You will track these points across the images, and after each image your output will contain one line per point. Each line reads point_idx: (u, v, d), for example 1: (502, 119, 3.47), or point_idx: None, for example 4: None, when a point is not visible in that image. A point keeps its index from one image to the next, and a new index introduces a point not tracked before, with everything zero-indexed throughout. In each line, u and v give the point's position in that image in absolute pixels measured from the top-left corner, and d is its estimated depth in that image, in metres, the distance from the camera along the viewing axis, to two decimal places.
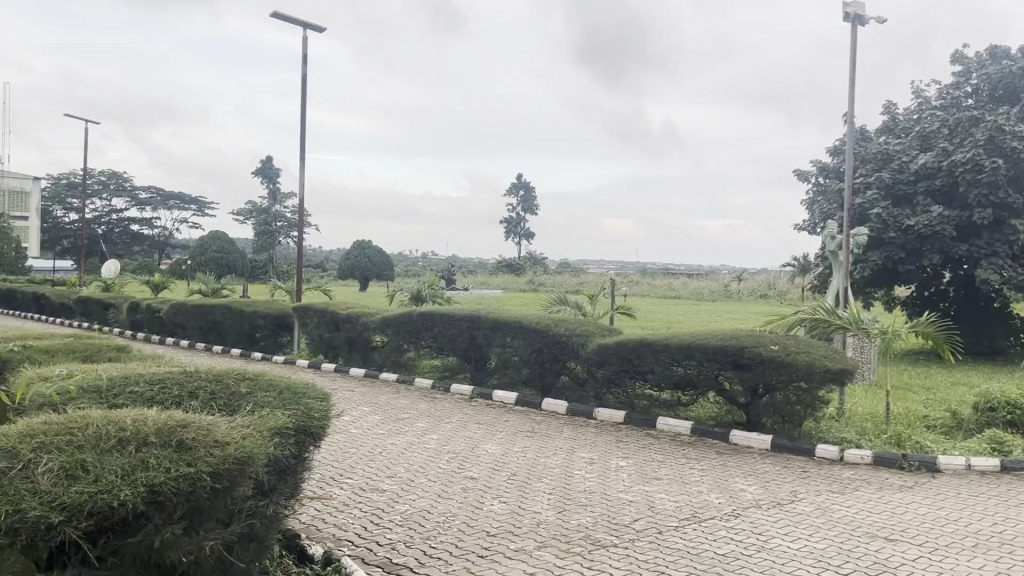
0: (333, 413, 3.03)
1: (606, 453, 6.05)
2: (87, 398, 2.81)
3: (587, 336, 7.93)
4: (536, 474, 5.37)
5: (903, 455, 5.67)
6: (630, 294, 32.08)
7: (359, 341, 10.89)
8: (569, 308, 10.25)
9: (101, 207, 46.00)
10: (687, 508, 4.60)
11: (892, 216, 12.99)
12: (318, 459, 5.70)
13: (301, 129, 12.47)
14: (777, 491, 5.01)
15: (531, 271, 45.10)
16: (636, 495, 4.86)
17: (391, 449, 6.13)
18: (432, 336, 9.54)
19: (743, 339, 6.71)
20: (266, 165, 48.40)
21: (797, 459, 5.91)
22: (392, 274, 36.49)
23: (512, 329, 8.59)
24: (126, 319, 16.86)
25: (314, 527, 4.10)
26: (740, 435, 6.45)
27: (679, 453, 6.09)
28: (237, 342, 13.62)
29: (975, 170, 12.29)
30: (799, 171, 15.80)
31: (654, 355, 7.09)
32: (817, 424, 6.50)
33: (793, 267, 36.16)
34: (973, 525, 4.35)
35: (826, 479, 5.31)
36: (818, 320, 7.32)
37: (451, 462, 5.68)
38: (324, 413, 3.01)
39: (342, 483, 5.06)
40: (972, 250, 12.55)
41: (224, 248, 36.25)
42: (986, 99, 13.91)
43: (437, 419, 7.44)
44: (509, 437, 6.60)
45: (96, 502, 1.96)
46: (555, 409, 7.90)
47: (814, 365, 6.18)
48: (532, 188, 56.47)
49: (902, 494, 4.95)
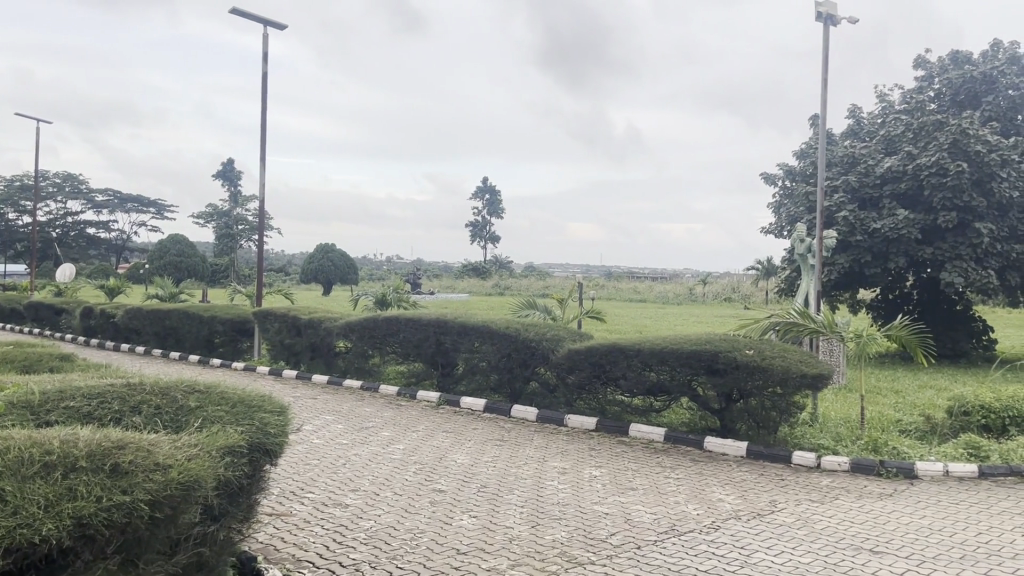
0: (291, 428, 2.78)
1: (578, 461, 5.86)
2: (14, 414, 2.53)
3: (556, 340, 7.74)
4: (507, 485, 5.15)
5: (880, 462, 5.56)
6: (596, 298, 32.05)
7: (321, 346, 10.59)
8: (537, 313, 10.06)
9: (56, 210, 44.86)
10: (666, 520, 4.42)
11: (859, 220, 13.01)
12: (277, 471, 5.42)
13: (262, 130, 12.16)
14: (756, 501, 4.84)
15: (497, 275, 44.87)
16: (611, 507, 4.67)
17: (355, 459, 5.88)
18: (398, 341, 9.30)
19: (716, 343, 6.57)
20: (227, 168, 47.57)
21: (774, 467, 5.78)
22: (357, 278, 35.96)
23: (480, 334, 8.38)
24: (79, 325, 16.31)
25: (273, 547, 3.85)
26: (714, 442, 6.30)
27: (654, 461, 5.92)
28: (195, 348, 13.21)
29: (940, 173, 12.35)
30: (765, 175, 15.82)
31: (626, 360, 6.92)
32: (792, 430, 6.37)
33: (757, 271, 36.40)
34: (957, 535, 4.23)
35: (805, 488, 5.17)
36: (791, 324, 7.20)
37: (418, 474, 5.45)
38: (281, 428, 2.77)
39: (302, 498, 4.79)
40: (937, 253, 12.61)
41: (184, 251, 35.51)
42: (948, 103, 14.00)
43: (402, 427, 7.20)
44: (478, 446, 6.38)
45: (14, 538, 1.71)
46: (525, 416, 7.70)
47: (789, 370, 6.05)
48: (497, 193, 56.28)
49: (882, 503, 4.82)
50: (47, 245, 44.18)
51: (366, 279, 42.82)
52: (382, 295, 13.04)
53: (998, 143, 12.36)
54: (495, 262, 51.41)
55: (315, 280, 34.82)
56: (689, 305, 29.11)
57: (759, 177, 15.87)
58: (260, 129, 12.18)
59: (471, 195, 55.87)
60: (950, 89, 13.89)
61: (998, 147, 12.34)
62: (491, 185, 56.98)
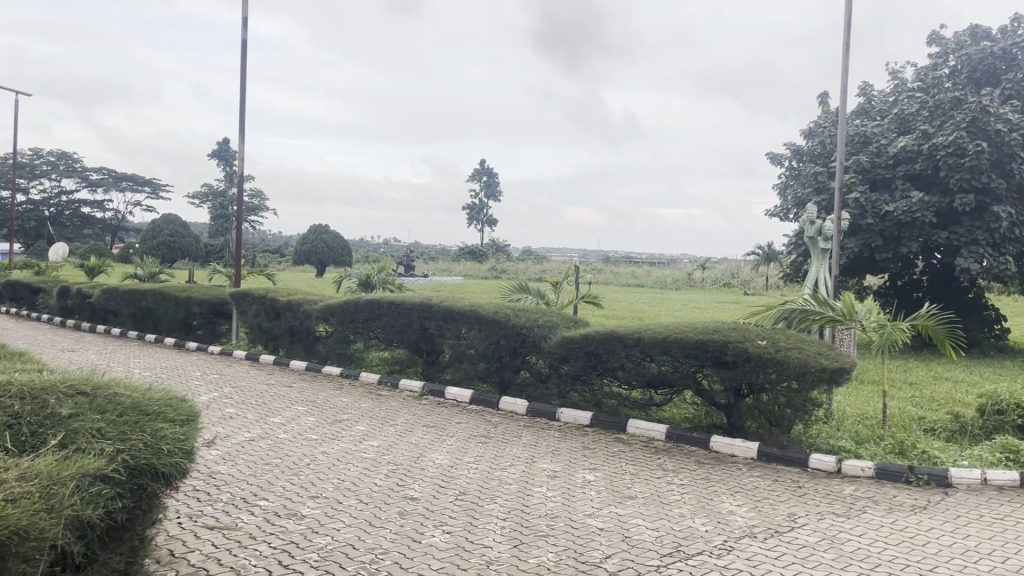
0: (189, 447, 2.33)
1: (570, 463, 5.25)
2: None
3: (549, 328, 7.12)
4: (488, 493, 4.54)
5: (909, 468, 4.96)
6: (594, 282, 31.37)
7: (301, 330, 9.97)
8: (530, 297, 9.43)
9: (49, 187, 43.99)
10: (670, 540, 3.80)
11: (870, 201, 12.35)
12: (226, 474, 4.80)
13: (242, 103, 11.54)
14: (773, 515, 4.23)
15: (494, 258, 44.27)
16: (607, 522, 4.05)
17: (321, 459, 5.27)
18: (380, 326, 8.70)
19: (726, 333, 5.94)
20: (223, 146, 46.92)
21: (789, 472, 5.18)
22: (350, 260, 35.16)
23: (466, 320, 7.74)
24: (56, 305, 15.66)
25: (204, 573, 3.23)
26: (721, 442, 5.70)
27: (655, 463, 5.31)
28: (171, 330, 12.56)
29: (958, 153, 11.68)
30: (771, 154, 15.20)
31: (624, 350, 6.31)
32: (807, 430, 5.74)
33: (758, 256, 35.93)
34: (1011, 561, 3.61)
35: (827, 498, 4.56)
36: (806, 311, 6.56)
37: (390, 477, 4.84)
38: (178, 447, 2.31)
39: (252, 507, 4.18)
40: (952, 238, 12.00)
41: (178, 231, 34.72)
42: (965, 81, 13.32)
43: (380, 421, 6.60)
44: (461, 444, 5.77)
45: None
46: (514, 409, 7.10)
47: (807, 364, 5.41)
48: (496, 174, 55.20)
49: (917, 518, 4.21)
50: (39, 224, 43.39)
51: (361, 260, 42.17)
52: (367, 276, 12.38)
53: (1020, 122, 11.73)
54: (492, 245, 50.75)
55: (309, 261, 34.24)
56: (689, 291, 28.54)
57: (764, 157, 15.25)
58: (240, 104, 11.53)
59: (469, 178, 55.01)
60: (967, 66, 13.18)
61: (1019, 126, 11.73)
62: (490, 168, 56.05)
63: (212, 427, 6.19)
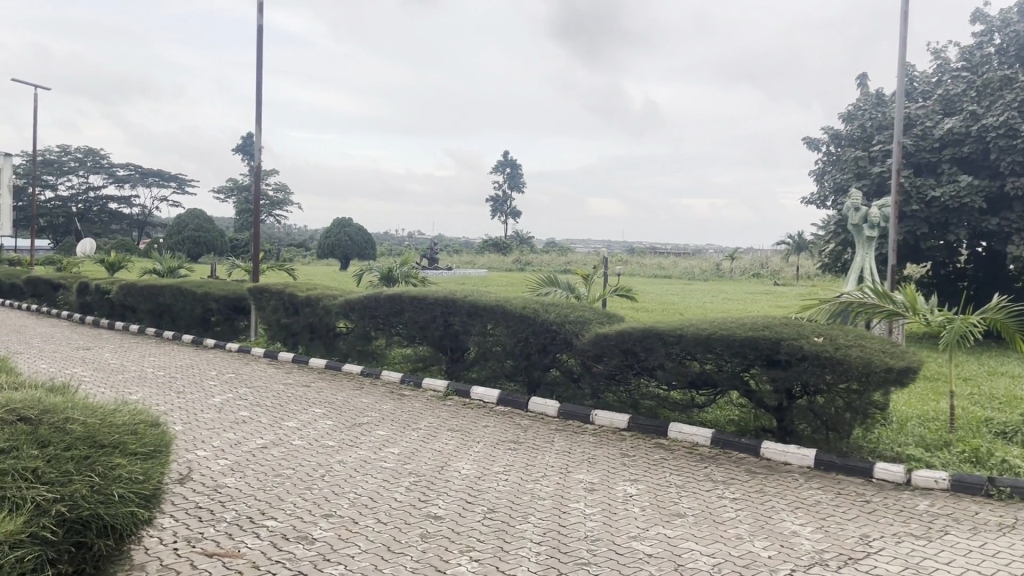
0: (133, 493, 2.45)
1: (608, 474, 4.79)
2: None
3: (581, 324, 6.65)
4: (520, 510, 4.09)
5: (989, 479, 4.46)
6: (620, 275, 30.80)
7: (320, 327, 9.58)
8: (558, 290, 8.97)
9: (78, 184, 44.26)
10: (729, 569, 3.33)
11: (916, 186, 11.69)
12: (231, 488, 4.39)
13: (258, 95, 11.16)
14: (844, 536, 3.74)
15: (518, 250, 43.58)
16: (655, 547, 3.58)
17: (337, 469, 4.86)
18: (402, 322, 8.28)
19: (778, 329, 5.44)
20: (247, 141, 46.84)
21: (851, 483, 4.69)
22: (374, 253, 34.82)
23: (492, 315, 7.28)
24: (76, 301, 15.40)
25: None
26: (773, 449, 5.22)
27: (702, 473, 4.83)
28: (189, 327, 12.23)
29: (1009, 134, 10.99)
30: (808, 139, 14.58)
31: (665, 348, 5.82)
32: (867, 435, 5.22)
33: (789, 245, 35.09)
34: None
35: (900, 516, 4.06)
36: (863, 304, 6.01)
37: (412, 490, 4.41)
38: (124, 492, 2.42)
39: (258, 528, 3.76)
40: (1003, 223, 11.34)
41: (202, 226, 34.60)
42: (1014, 59, 12.55)
43: (401, 424, 6.18)
44: (489, 451, 5.33)
45: None
46: (544, 410, 6.65)
47: (870, 363, 4.90)
48: (519, 165, 54.62)
49: (1008, 541, 3.70)
50: (68, 220, 43.55)
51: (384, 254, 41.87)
52: (389, 270, 11.98)
53: None
54: (517, 237, 50.15)
55: (333, 254, 34.01)
56: (718, 282, 27.85)
57: (802, 142, 14.63)
58: (255, 95, 11.16)
59: (492, 170, 54.50)
60: (1015, 43, 12.44)
61: None
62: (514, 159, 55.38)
63: (223, 433, 5.80)
